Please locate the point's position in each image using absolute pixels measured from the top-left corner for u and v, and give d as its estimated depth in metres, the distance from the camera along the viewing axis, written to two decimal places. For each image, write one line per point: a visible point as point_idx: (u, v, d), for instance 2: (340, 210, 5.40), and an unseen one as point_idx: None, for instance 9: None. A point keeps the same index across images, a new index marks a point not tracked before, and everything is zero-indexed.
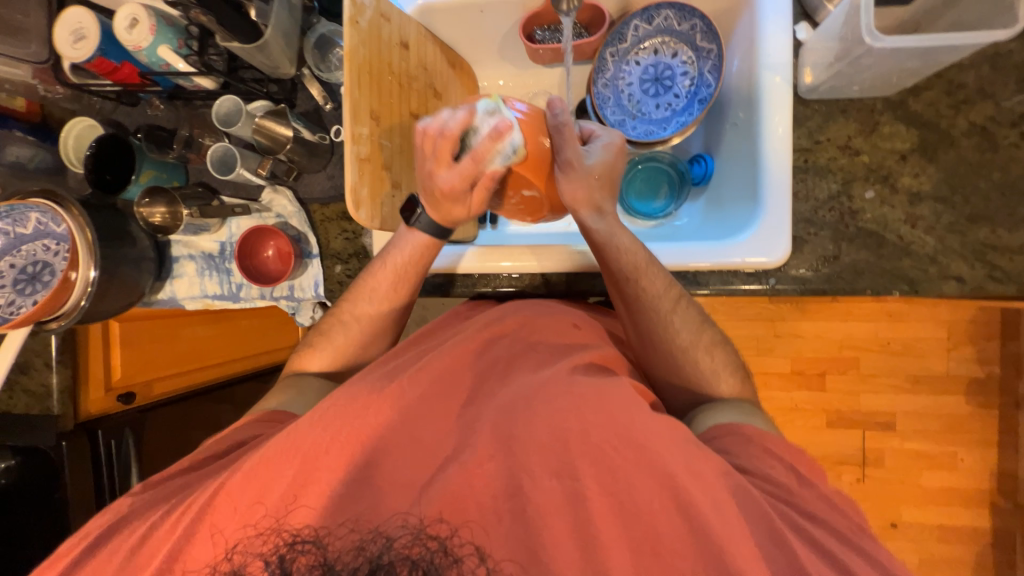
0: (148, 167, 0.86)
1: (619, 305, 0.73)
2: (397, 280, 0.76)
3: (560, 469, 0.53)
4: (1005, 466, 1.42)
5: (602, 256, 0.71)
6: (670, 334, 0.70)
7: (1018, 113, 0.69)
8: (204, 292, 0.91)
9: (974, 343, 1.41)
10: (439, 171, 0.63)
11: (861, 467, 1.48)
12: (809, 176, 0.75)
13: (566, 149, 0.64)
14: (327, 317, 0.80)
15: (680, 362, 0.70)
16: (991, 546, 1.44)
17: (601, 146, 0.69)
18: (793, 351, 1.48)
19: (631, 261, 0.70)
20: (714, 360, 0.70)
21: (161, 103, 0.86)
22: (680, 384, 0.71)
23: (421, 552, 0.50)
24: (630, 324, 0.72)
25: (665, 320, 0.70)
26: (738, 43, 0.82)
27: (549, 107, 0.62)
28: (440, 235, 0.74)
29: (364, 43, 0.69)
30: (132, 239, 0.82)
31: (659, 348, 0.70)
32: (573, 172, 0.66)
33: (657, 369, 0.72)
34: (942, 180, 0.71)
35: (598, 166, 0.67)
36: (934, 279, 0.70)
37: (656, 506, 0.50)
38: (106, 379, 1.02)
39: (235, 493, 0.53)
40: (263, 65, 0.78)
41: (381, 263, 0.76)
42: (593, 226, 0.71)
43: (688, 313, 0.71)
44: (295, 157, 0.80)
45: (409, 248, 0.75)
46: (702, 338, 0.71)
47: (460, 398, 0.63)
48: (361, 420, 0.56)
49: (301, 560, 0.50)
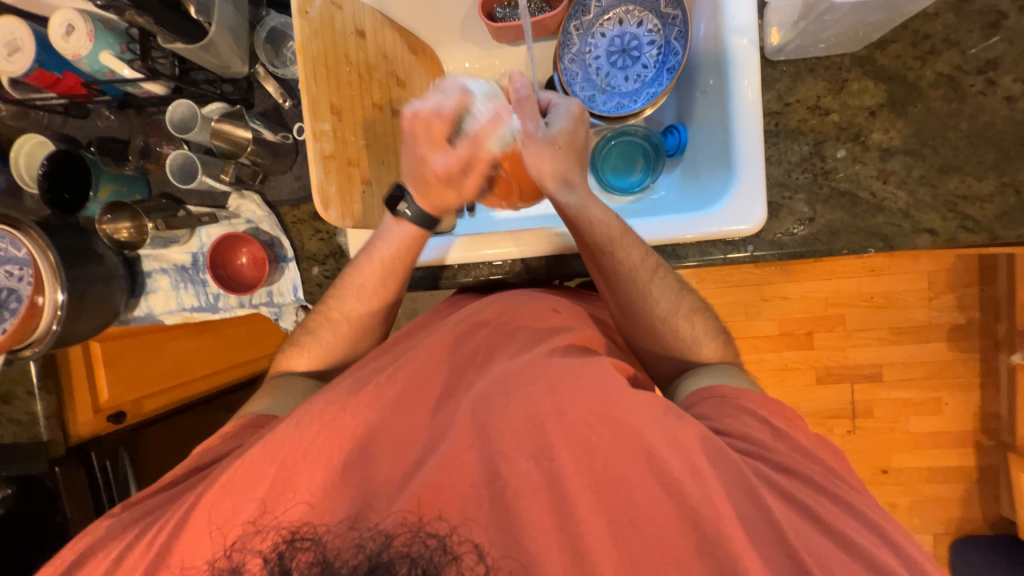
0: (106, 183, 0.82)
1: (597, 278, 0.72)
2: (388, 275, 0.75)
3: (538, 452, 0.52)
4: (987, 406, 1.48)
5: (576, 230, 0.70)
6: (649, 303, 0.69)
7: (984, 60, 0.68)
8: (182, 306, 0.89)
9: (953, 291, 1.44)
10: (435, 155, 0.70)
11: (851, 419, 1.52)
12: (780, 140, 0.74)
13: (524, 120, 0.69)
14: (314, 316, 0.77)
15: (663, 330, 0.70)
16: (977, 483, 1.50)
17: (561, 115, 0.70)
18: (780, 313, 1.50)
19: (606, 232, 0.68)
20: (695, 327, 0.70)
21: (110, 114, 0.83)
22: (664, 354, 0.71)
23: (420, 550, 0.49)
24: (610, 297, 0.72)
25: (643, 290, 0.69)
26: (703, 6, 0.80)
27: (512, 82, 0.70)
28: (428, 227, 0.74)
29: (317, 34, 0.66)
30: (99, 257, 0.79)
31: (638, 318, 0.70)
32: (533, 143, 0.68)
33: (641, 343, 0.72)
34: (912, 134, 0.70)
35: (559, 135, 0.68)
36: (908, 234, 0.71)
37: (643, 481, 0.51)
38: (94, 401, 1.00)
39: (227, 507, 0.53)
40: (211, 65, 0.74)
41: (367, 257, 0.74)
42: (564, 200, 0.69)
43: (666, 282, 0.70)
44: (258, 159, 0.78)
45: (394, 238, 0.74)
46: (681, 306, 0.70)
47: (448, 392, 0.62)
48: (348, 422, 0.56)
49: (301, 557, 0.50)
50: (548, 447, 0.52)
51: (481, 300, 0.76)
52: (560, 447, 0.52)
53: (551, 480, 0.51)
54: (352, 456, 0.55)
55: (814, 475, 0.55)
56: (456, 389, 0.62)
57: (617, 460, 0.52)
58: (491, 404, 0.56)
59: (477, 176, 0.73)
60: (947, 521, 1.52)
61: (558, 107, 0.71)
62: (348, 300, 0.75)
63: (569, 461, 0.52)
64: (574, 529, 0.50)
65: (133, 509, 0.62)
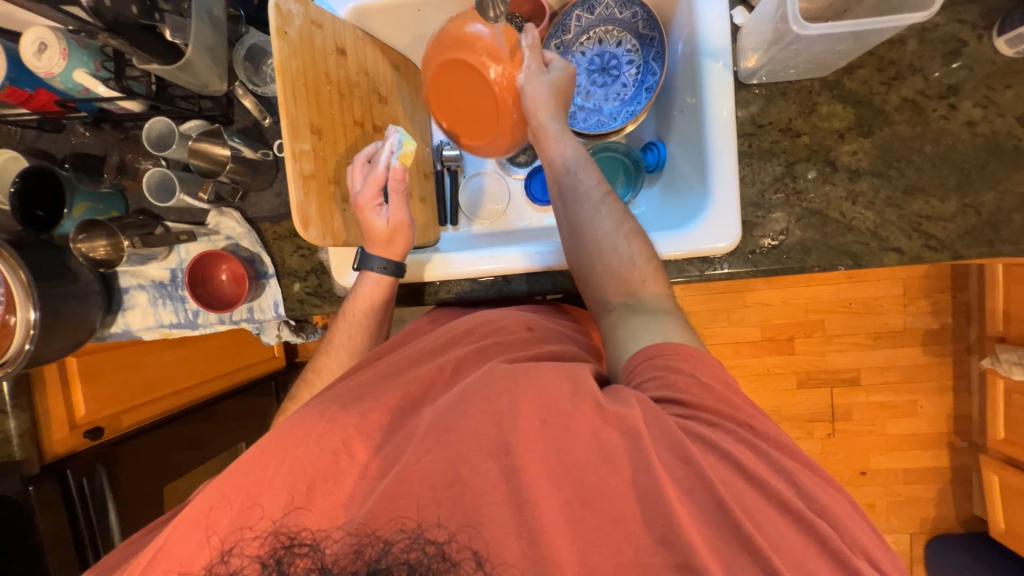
0: (80, 200, 0.81)
1: (556, 203, 0.74)
2: (355, 328, 0.76)
3: (496, 449, 0.52)
4: (959, 409, 1.53)
5: (547, 155, 0.75)
6: (594, 218, 0.69)
7: (946, 85, 0.71)
8: (160, 322, 0.88)
9: (927, 297, 1.48)
10: (357, 186, 0.73)
11: (830, 423, 1.56)
12: (754, 161, 0.76)
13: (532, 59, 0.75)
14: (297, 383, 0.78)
15: (603, 250, 0.68)
16: (950, 483, 1.55)
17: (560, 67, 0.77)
18: (761, 319, 1.53)
19: (566, 156, 0.73)
20: (633, 247, 0.68)
21: (86, 131, 0.82)
22: (605, 282, 0.68)
23: (418, 556, 0.49)
24: (564, 221, 0.73)
25: (591, 208, 0.70)
26: (679, 28, 0.82)
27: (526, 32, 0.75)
28: (398, 271, 0.76)
29: (296, 54, 0.66)
30: (73, 274, 0.78)
31: (581, 238, 0.70)
32: (535, 81, 0.74)
33: (581, 275, 0.71)
34: (878, 156, 0.73)
35: (558, 82, 0.75)
36: (875, 252, 0.73)
37: None
38: (69, 417, 0.99)
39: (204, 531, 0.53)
40: (189, 84, 0.74)
41: (343, 317, 0.76)
42: (537, 125, 0.75)
43: (614, 205, 0.71)
44: (239, 176, 0.78)
45: (363, 296, 0.76)
46: (624, 228, 0.69)
47: None
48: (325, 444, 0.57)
49: (300, 562, 0.51)
50: (506, 442, 0.52)
51: (474, 314, 0.79)
52: None
53: (516, 485, 0.50)
54: (330, 476, 0.55)
55: None
56: (427, 403, 0.62)
57: None
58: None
59: (395, 200, 0.73)
60: (923, 521, 1.57)
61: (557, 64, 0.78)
62: (326, 360, 0.77)
63: None
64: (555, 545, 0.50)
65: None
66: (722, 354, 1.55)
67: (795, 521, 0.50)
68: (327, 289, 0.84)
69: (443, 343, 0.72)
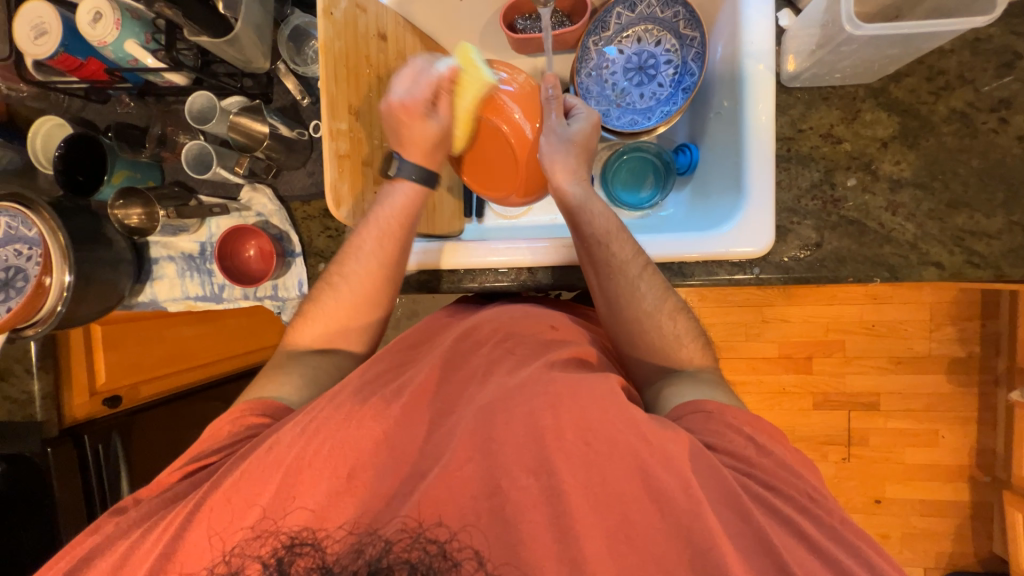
0: (121, 167, 0.83)
1: (588, 272, 0.73)
2: (385, 237, 0.72)
3: (537, 467, 0.52)
4: (983, 442, 1.47)
5: (575, 220, 0.73)
6: (634, 293, 0.69)
7: (997, 98, 0.69)
8: (186, 294, 0.90)
9: (955, 324, 1.44)
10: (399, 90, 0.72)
11: (846, 447, 1.51)
12: (792, 165, 0.75)
13: (552, 111, 0.77)
14: (318, 284, 0.76)
15: (645, 327, 0.70)
16: (971, 518, 1.49)
17: (581, 120, 0.76)
18: (780, 335, 1.50)
19: (603, 226, 0.71)
20: (676, 325, 0.70)
21: (130, 101, 0.85)
22: (648, 357, 0.70)
23: (420, 555, 0.50)
24: (598, 292, 0.72)
25: (631, 283, 0.70)
26: (721, 29, 0.81)
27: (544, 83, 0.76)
28: (427, 183, 0.75)
29: (340, 35, 0.67)
30: (107, 241, 0.80)
31: (624, 313, 0.70)
32: (553, 136, 0.75)
33: (625, 345, 0.72)
34: (922, 167, 0.71)
35: (578, 134, 0.75)
36: (913, 265, 0.71)
37: (637, 501, 0.51)
38: (90, 384, 0.99)
39: (225, 503, 0.54)
40: (234, 59, 0.76)
41: (367, 224, 0.72)
42: (569, 190, 0.74)
43: (653, 281, 0.70)
44: (273, 154, 0.79)
45: (397, 205, 0.73)
46: (666, 304, 0.70)
47: (447, 404, 0.62)
48: (344, 432, 0.56)
49: (301, 562, 0.52)
50: (547, 462, 0.52)
51: (506, 308, 0.77)
52: (556, 461, 0.52)
53: (552, 496, 0.51)
54: (348, 460, 0.55)
55: (818, 513, 0.53)
56: (458, 403, 0.61)
57: (609, 473, 0.52)
58: (491, 416, 0.55)
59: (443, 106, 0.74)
60: (940, 555, 1.51)
61: (580, 113, 0.77)
62: (353, 264, 0.73)
63: (561, 470, 0.52)
64: (568, 540, 0.50)
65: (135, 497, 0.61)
66: (737, 369, 1.52)
67: (800, 542, 0.50)
68: None
69: (468, 339, 0.71)
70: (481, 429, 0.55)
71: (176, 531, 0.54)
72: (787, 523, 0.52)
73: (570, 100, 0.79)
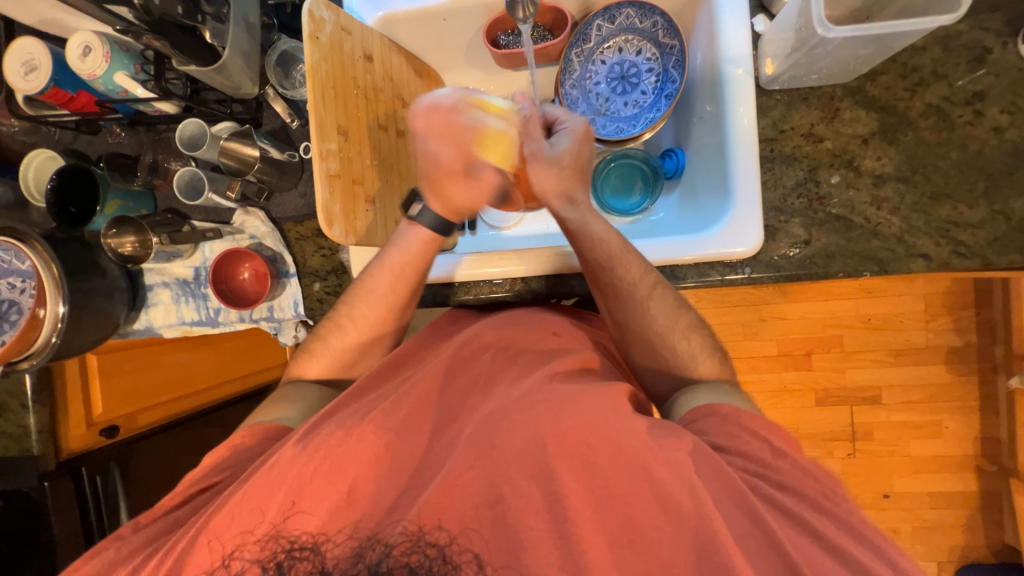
0: (113, 197, 0.84)
1: (596, 295, 0.73)
2: (398, 280, 0.73)
3: (538, 472, 0.52)
4: (987, 432, 1.47)
5: (578, 245, 0.71)
6: (644, 315, 0.69)
7: (971, 92, 0.71)
8: (182, 319, 0.89)
9: (950, 314, 1.44)
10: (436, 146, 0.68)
11: (851, 442, 1.51)
12: (776, 165, 0.76)
13: (530, 140, 0.71)
14: (325, 323, 0.76)
15: (659, 346, 0.69)
16: (980, 509, 1.48)
17: (566, 134, 0.73)
18: (778, 333, 1.51)
19: (606, 251, 0.69)
20: (690, 343, 0.69)
21: (121, 131, 0.86)
22: (655, 371, 0.71)
23: (419, 559, 0.50)
24: (607, 313, 0.72)
25: (641, 306, 0.69)
26: (699, 37, 0.83)
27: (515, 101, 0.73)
28: (442, 231, 0.74)
29: (327, 59, 0.68)
30: (101, 270, 0.80)
31: (636, 333, 0.70)
32: (540, 162, 0.71)
33: (640, 360, 0.72)
34: (903, 161, 0.72)
35: (565, 156, 0.71)
36: (901, 258, 0.72)
37: (644, 504, 0.51)
38: (88, 414, 0.99)
39: (227, 519, 0.53)
40: (223, 86, 0.78)
41: (378, 265, 0.74)
42: (566, 217, 0.72)
43: (665, 299, 0.69)
44: (265, 177, 0.80)
45: (409, 248, 0.73)
46: (679, 323, 0.69)
47: (448, 415, 0.62)
48: (344, 446, 0.56)
49: (300, 566, 0.52)
50: (547, 466, 0.52)
51: (499, 316, 0.76)
52: (557, 465, 0.52)
53: (555, 503, 0.51)
54: (345, 474, 0.55)
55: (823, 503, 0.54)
56: (458, 414, 0.61)
57: (610, 476, 0.52)
58: (494, 425, 0.55)
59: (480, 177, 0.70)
60: (952, 548, 1.49)
61: (564, 127, 0.74)
62: (363, 307, 0.74)
63: (562, 476, 0.52)
64: (573, 547, 0.50)
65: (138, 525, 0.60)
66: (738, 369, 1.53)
67: (807, 537, 0.50)
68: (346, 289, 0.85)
69: (469, 349, 0.70)
70: (482, 438, 0.55)
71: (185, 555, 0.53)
72: (791, 518, 0.52)
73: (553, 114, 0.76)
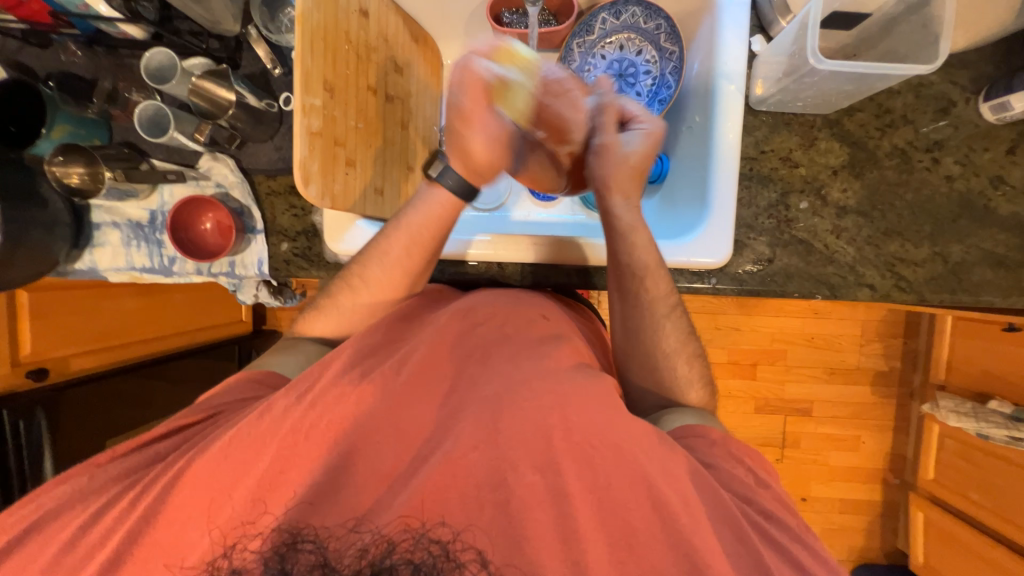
0: (62, 122, 0.77)
1: (614, 296, 0.74)
2: (413, 245, 0.72)
3: (543, 465, 0.54)
4: (896, 448, 1.63)
5: (614, 241, 0.72)
6: (658, 333, 0.72)
7: (933, 140, 0.76)
8: (131, 264, 0.84)
9: (883, 340, 1.58)
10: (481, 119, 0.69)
11: (780, 449, 1.63)
12: (752, 184, 0.79)
13: (603, 132, 0.72)
14: (337, 281, 0.74)
15: (660, 364, 0.72)
16: (880, 516, 1.65)
17: (639, 135, 0.71)
18: (731, 344, 1.59)
19: (643, 260, 0.71)
20: (692, 370, 0.72)
21: (77, 49, 0.77)
22: (647, 383, 0.73)
23: (423, 556, 0.49)
24: (620, 318, 0.74)
25: (658, 321, 0.72)
26: (698, 46, 0.85)
27: (598, 84, 0.75)
28: (465, 197, 0.73)
29: (319, 7, 0.64)
30: (43, 201, 0.73)
31: (644, 347, 0.72)
32: (608, 155, 0.71)
33: (634, 369, 0.74)
34: (865, 196, 0.77)
35: (635, 156, 0.71)
36: (850, 285, 0.77)
37: (643, 509, 0.53)
38: (13, 355, 0.92)
39: (200, 474, 0.53)
40: (202, 19, 0.73)
41: (396, 226, 0.72)
42: (615, 212, 0.72)
43: (680, 322, 0.73)
44: (239, 124, 0.74)
45: (429, 212, 0.72)
46: (686, 348, 0.73)
47: (442, 391, 0.61)
48: (333, 412, 0.56)
49: (301, 560, 0.50)
50: (554, 462, 0.54)
51: (474, 293, 0.76)
52: (527, 451, 0.54)
53: (559, 498, 0.53)
54: (303, 446, 0.55)
55: (761, 500, 0.59)
56: (427, 394, 0.61)
57: (574, 467, 0.54)
58: (500, 408, 0.56)
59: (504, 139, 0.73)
60: (851, 549, 1.66)
61: (642, 127, 0.72)
62: (375, 267, 0.72)
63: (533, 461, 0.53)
64: (573, 547, 0.51)
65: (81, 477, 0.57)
66: None
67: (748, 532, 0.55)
68: (316, 253, 0.82)
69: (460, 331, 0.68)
70: (488, 422, 0.55)
71: (143, 506, 0.52)
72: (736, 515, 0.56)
73: (631, 109, 0.74)
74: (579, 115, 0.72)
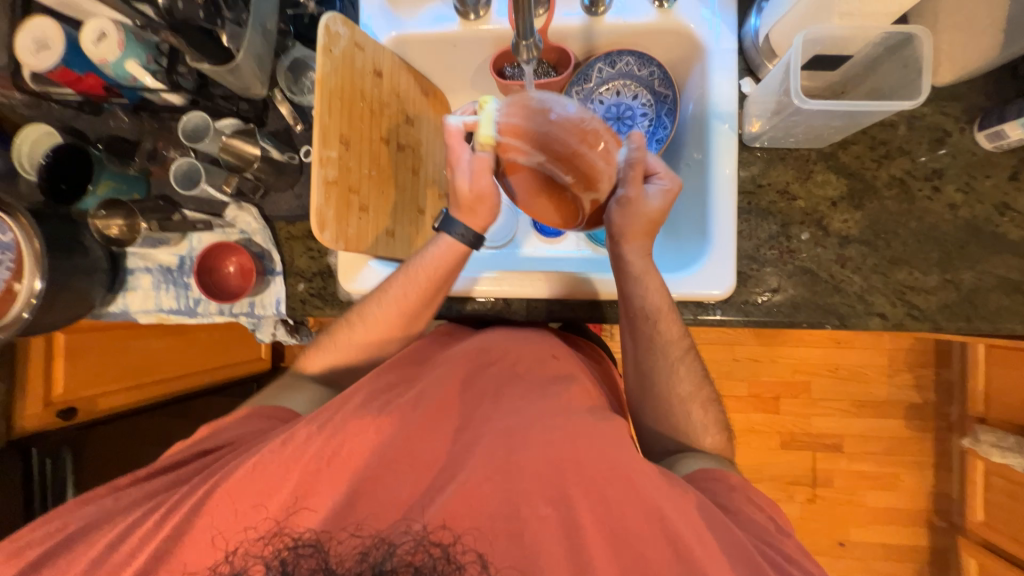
0: (107, 179, 0.87)
1: (627, 337, 0.74)
2: (414, 287, 0.74)
3: (556, 497, 0.54)
4: (941, 488, 1.52)
5: (625, 287, 0.72)
6: (671, 378, 0.72)
7: (931, 169, 0.77)
8: (159, 306, 0.89)
9: (911, 371, 1.51)
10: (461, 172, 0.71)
11: (811, 488, 1.54)
12: (752, 217, 0.81)
13: (628, 185, 0.68)
14: (340, 320, 0.78)
15: (673, 407, 0.72)
16: (929, 564, 1.52)
17: (661, 191, 0.69)
18: (750, 375, 1.55)
19: (655, 303, 0.71)
20: (706, 415, 0.72)
21: (124, 116, 0.86)
22: (656, 421, 0.74)
23: (423, 559, 0.51)
24: (633, 360, 0.74)
25: (671, 366, 0.72)
26: (692, 89, 0.89)
27: (630, 139, 0.67)
28: (475, 243, 0.75)
29: (337, 70, 0.71)
30: (84, 250, 0.80)
31: (656, 389, 0.73)
32: (629, 211, 0.69)
33: (643, 405, 0.75)
34: (868, 226, 0.78)
35: (654, 213, 0.69)
36: (861, 315, 0.76)
37: (654, 540, 0.52)
38: (46, 395, 0.97)
39: (216, 508, 0.54)
40: (234, 86, 0.80)
41: (403, 272, 0.75)
42: (627, 260, 0.72)
43: (692, 366, 0.73)
44: (262, 175, 0.82)
45: (434, 256, 0.74)
46: (700, 394, 0.72)
47: (454, 424, 0.62)
48: (352, 442, 0.58)
49: (301, 564, 0.52)
50: (565, 493, 0.54)
51: (482, 333, 0.76)
52: (533, 487, 0.54)
53: (570, 525, 0.52)
54: (314, 482, 0.56)
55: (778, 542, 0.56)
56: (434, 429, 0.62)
57: (580, 503, 0.53)
58: (513, 440, 0.57)
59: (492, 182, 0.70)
60: None
61: (663, 184, 0.70)
62: (376, 308, 0.75)
63: (539, 497, 0.53)
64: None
65: (103, 513, 0.59)
66: None
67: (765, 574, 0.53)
68: (331, 293, 0.85)
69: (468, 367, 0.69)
70: (503, 454, 0.56)
71: (158, 542, 0.53)
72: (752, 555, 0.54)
73: (654, 163, 0.71)
74: (612, 167, 0.64)
